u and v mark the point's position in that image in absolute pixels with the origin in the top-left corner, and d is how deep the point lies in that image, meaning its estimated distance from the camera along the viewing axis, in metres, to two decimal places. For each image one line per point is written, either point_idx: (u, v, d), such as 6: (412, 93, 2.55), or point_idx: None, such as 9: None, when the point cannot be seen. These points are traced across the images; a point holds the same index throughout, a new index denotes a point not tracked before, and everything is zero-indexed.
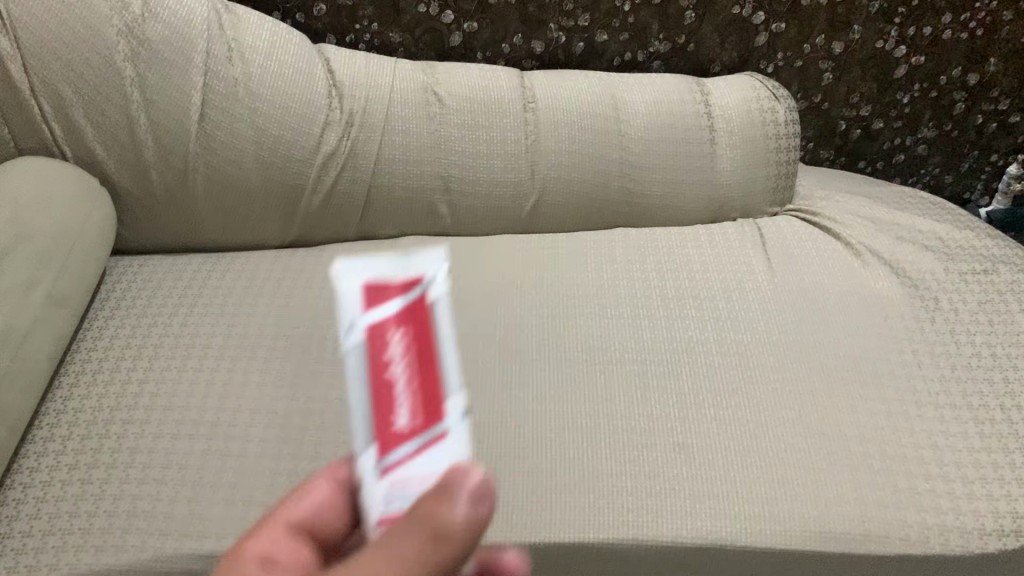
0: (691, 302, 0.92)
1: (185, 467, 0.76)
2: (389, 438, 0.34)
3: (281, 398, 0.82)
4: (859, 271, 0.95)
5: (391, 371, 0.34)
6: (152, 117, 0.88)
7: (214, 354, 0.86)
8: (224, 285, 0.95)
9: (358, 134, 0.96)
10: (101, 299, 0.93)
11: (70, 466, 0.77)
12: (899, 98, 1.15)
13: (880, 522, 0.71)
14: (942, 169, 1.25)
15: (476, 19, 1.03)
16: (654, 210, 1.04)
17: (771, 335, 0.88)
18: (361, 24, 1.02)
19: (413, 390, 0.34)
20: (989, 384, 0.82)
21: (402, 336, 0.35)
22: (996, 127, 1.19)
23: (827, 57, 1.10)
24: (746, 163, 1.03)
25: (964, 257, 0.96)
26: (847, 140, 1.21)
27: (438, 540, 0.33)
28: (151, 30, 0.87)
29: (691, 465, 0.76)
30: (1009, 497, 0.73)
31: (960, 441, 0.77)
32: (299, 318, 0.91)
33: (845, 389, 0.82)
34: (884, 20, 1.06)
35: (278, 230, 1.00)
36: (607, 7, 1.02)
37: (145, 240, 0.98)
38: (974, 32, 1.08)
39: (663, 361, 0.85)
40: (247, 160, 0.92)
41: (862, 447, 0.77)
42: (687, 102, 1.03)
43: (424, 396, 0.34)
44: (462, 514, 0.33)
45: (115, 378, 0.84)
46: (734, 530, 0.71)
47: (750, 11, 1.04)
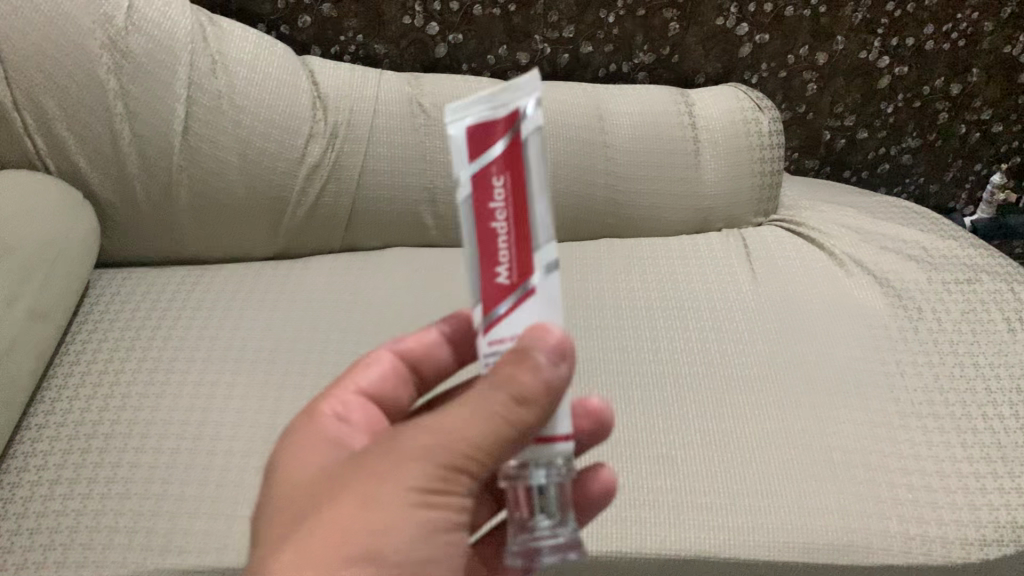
0: (676, 313, 0.92)
1: (168, 481, 0.76)
2: (495, 284, 0.40)
3: (265, 411, 0.82)
4: (843, 281, 0.95)
5: (492, 219, 0.39)
6: (135, 130, 0.88)
7: (197, 367, 0.86)
8: (208, 297, 0.95)
9: (343, 145, 0.96)
10: (84, 312, 0.93)
11: (51, 481, 0.77)
12: (883, 108, 1.16)
13: (863, 533, 0.71)
14: (927, 178, 1.25)
15: (461, 31, 1.03)
16: (639, 221, 1.04)
17: (754, 346, 0.88)
18: (345, 36, 1.02)
19: (511, 243, 0.39)
20: (971, 393, 0.83)
21: (505, 181, 0.39)
22: (979, 136, 1.20)
23: (811, 67, 1.10)
24: (730, 174, 1.03)
25: (947, 266, 0.97)
26: (832, 150, 1.22)
27: (519, 403, 0.38)
28: (135, 43, 0.86)
29: (675, 476, 0.76)
30: (991, 506, 0.73)
31: (943, 450, 0.77)
32: (284, 330, 0.91)
33: (828, 399, 0.82)
34: (866, 31, 1.07)
35: (262, 242, 1.00)
36: (592, 19, 1.03)
37: (129, 253, 0.98)
38: (956, 43, 1.08)
39: (648, 372, 0.85)
40: (231, 173, 0.92)
41: (845, 458, 0.77)
42: (672, 113, 1.03)
43: (518, 250, 0.39)
44: (541, 373, 0.38)
45: (98, 392, 0.84)
46: (718, 542, 0.71)
47: (734, 23, 1.05)
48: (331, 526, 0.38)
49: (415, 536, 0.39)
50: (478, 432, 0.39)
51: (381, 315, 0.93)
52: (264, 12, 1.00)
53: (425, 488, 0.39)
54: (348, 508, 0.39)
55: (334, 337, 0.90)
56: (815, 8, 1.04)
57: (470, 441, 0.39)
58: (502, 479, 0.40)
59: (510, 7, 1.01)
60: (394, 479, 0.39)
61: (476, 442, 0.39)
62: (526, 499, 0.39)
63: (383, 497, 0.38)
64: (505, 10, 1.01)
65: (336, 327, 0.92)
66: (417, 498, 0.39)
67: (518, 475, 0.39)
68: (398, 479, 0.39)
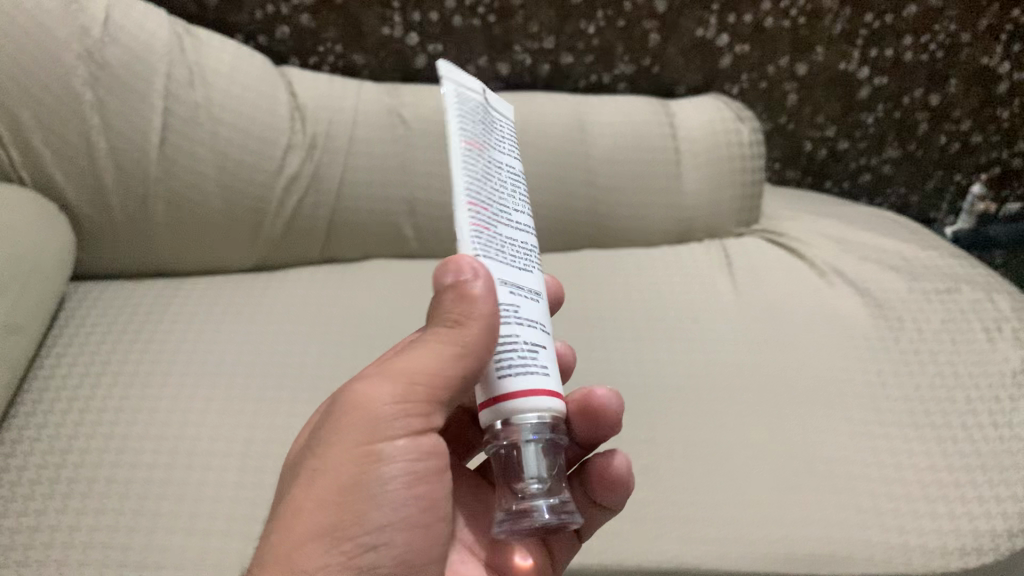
0: (657, 323, 0.91)
1: (144, 496, 0.75)
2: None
3: (242, 425, 0.81)
4: (824, 291, 0.95)
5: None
6: (112, 142, 0.87)
7: (175, 381, 0.85)
8: (186, 310, 0.94)
9: (321, 156, 0.96)
10: (60, 326, 0.91)
11: (26, 497, 0.74)
12: (863, 119, 1.16)
13: (845, 543, 0.71)
14: (908, 189, 1.26)
15: (440, 41, 1.03)
16: (621, 232, 1.04)
17: (736, 356, 0.87)
18: (324, 47, 1.02)
19: None
20: (951, 402, 0.82)
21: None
22: (959, 147, 1.20)
23: (791, 78, 1.11)
24: (711, 185, 1.03)
25: (927, 276, 0.97)
26: (814, 161, 1.22)
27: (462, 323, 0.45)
28: (111, 53, 0.86)
29: (657, 488, 0.75)
30: (971, 515, 0.73)
31: (923, 460, 0.77)
32: (263, 343, 0.90)
33: (810, 410, 0.82)
34: (845, 43, 1.07)
35: (241, 255, 0.99)
36: (572, 29, 1.03)
37: (105, 266, 0.97)
38: (934, 54, 1.09)
39: (630, 382, 0.85)
40: (209, 184, 0.91)
41: (827, 468, 0.76)
42: (654, 124, 1.03)
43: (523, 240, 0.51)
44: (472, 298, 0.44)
45: (73, 406, 0.82)
46: (701, 553, 0.70)
47: (714, 34, 1.05)
48: (317, 478, 0.47)
49: (388, 466, 0.47)
50: (425, 367, 0.47)
51: (361, 327, 0.93)
52: (243, 22, 0.99)
53: (390, 424, 0.47)
54: (328, 457, 0.47)
55: (313, 350, 0.90)
56: (795, 19, 1.04)
57: (420, 376, 0.47)
58: (492, 439, 0.46)
59: (490, 18, 1.01)
60: (373, 408, 0.47)
61: (425, 377, 0.47)
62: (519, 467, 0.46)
63: (352, 439, 0.47)
64: (485, 21, 1.01)
65: (315, 340, 0.91)
66: (385, 432, 0.47)
67: (508, 437, 0.45)
68: (365, 423, 0.47)
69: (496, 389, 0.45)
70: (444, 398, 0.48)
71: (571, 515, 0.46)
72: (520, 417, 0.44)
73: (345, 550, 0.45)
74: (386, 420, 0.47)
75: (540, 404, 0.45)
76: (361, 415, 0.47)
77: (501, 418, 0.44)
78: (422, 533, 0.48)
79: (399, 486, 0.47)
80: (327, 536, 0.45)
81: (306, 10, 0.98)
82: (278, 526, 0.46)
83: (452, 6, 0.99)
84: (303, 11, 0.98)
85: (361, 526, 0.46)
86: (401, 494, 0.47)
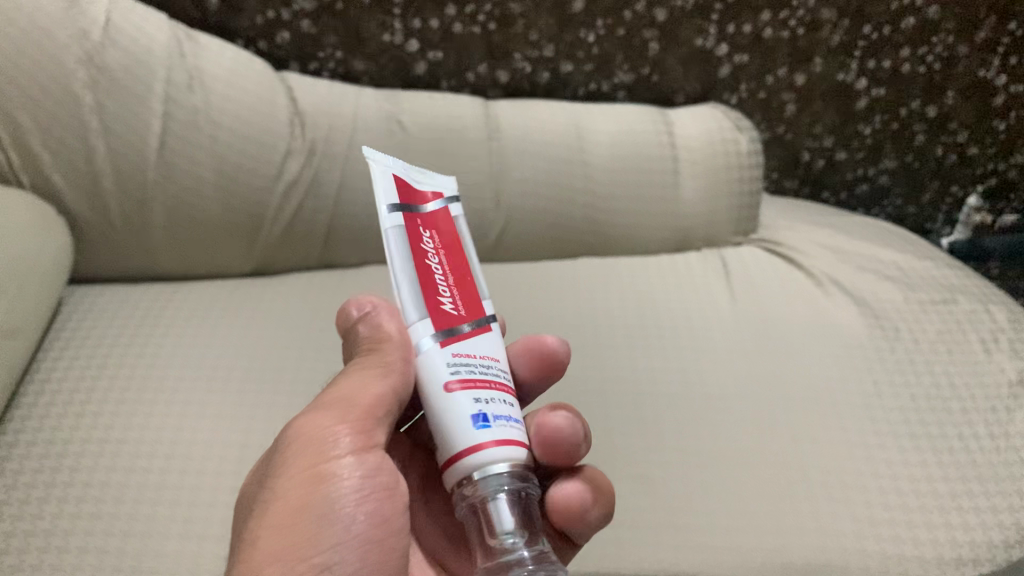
0: (654, 331, 0.91)
1: (139, 501, 0.75)
2: (441, 306, 0.48)
3: (238, 430, 0.81)
4: (821, 301, 0.95)
5: (429, 257, 0.49)
6: (110, 145, 0.87)
7: (171, 385, 0.85)
8: (183, 314, 0.94)
9: (319, 162, 0.96)
10: (56, 329, 0.90)
11: (21, 501, 0.74)
12: (861, 129, 1.17)
13: (839, 552, 0.71)
14: (904, 200, 1.26)
15: (441, 48, 1.03)
16: (618, 240, 1.04)
17: (732, 365, 0.87)
18: (324, 52, 1.02)
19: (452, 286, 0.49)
20: (947, 413, 0.83)
21: (434, 231, 0.51)
22: (956, 158, 1.21)
23: (789, 88, 1.11)
24: (709, 194, 1.04)
25: (923, 286, 0.97)
26: (811, 171, 1.22)
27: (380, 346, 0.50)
28: (111, 57, 0.86)
29: (651, 496, 0.75)
30: (966, 525, 0.73)
31: (919, 470, 0.77)
32: (259, 348, 0.90)
33: (806, 418, 0.82)
34: (843, 54, 1.08)
35: (238, 259, 0.99)
36: (571, 38, 1.03)
37: (103, 269, 0.96)
38: (931, 66, 1.09)
39: (627, 390, 0.84)
40: (207, 189, 0.91)
41: (823, 478, 0.76)
42: (652, 133, 1.03)
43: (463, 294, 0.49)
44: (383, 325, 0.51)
45: (68, 411, 0.81)
46: (697, 562, 0.70)
47: (713, 43, 1.06)
48: (269, 507, 0.46)
49: (338, 483, 0.47)
50: (361, 392, 0.49)
51: None
52: (243, 27, 0.99)
53: (333, 446, 0.48)
54: (279, 486, 0.47)
55: (310, 355, 0.90)
56: (794, 29, 1.05)
57: (357, 400, 0.49)
58: (460, 496, 0.45)
59: (491, 25, 1.01)
60: (315, 436, 0.48)
61: (362, 398, 0.49)
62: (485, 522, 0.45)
63: (297, 465, 0.47)
64: (485, 29, 1.01)
65: (311, 346, 0.91)
66: (331, 451, 0.47)
67: (474, 492, 0.44)
68: (308, 447, 0.48)
69: (455, 447, 0.45)
70: (384, 416, 0.49)
71: (552, 564, 0.44)
72: (480, 474, 0.44)
73: (302, 568, 0.44)
74: (328, 441, 0.48)
75: (496, 456, 0.44)
76: (304, 441, 0.48)
77: (465, 477, 0.44)
78: (383, 550, 0.47)
79: (351, 502, 0.46)
80: (282, 557, 0.44)
81: (306, 15, 0.98)
82: (237, 561, 0.45)
83: (453, 13, 1.00)
84: (303, 17, 0.98)
85: (313, 543, 0.45)
86: (355, 510, 0.46)
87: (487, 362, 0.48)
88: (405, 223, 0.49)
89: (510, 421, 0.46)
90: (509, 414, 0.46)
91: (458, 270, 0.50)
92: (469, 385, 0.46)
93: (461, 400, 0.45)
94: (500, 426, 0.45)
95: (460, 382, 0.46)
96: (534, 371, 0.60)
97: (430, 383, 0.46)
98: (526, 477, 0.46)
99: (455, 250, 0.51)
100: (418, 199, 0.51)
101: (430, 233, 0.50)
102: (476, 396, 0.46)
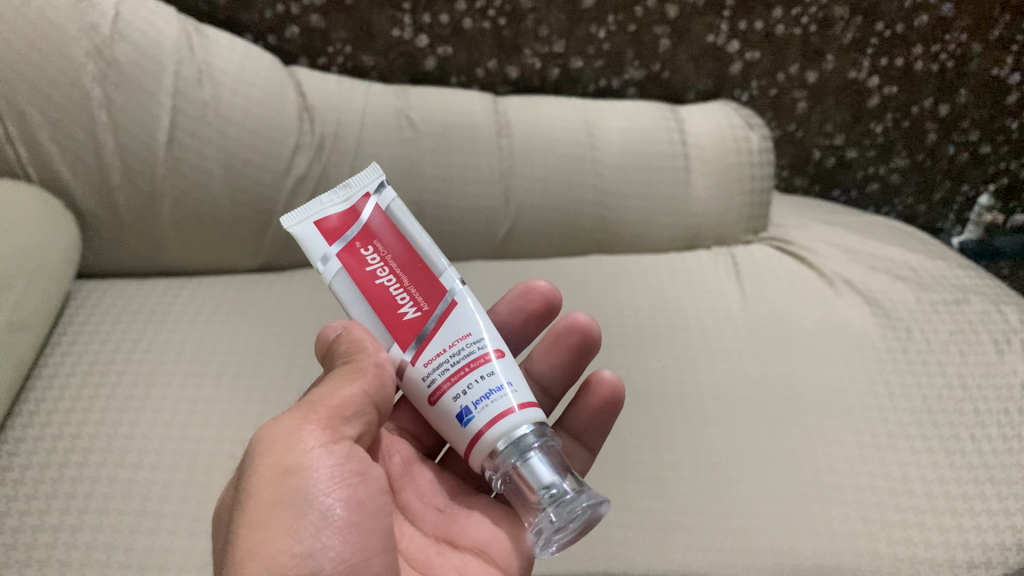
0: (664, 331, 0.91)
1: (147, 497, 0.74)
2: (406, 317, 0.52)
3: (247, 427, 0.81)
4: (833, 301, 0.94)
5: (376, 276, 0.53)
6: (119, 139, 0.87)
7: (179, 381, 0.84)
8: (191, 309, 0.93)
9: (328, 159, 0.96)
10: (64, 323, 0.90)
11: (28, 496, 0.73)
12: (872, 128, 1.16)
13: (851, 554, 0.70)
14: (915, 199, 1.25)
15: (451, 44, 1.02)
16: (627, 238, 1.03)
17: (742, 365, 0.87)
18: (333, 47, 1.01)
19: (410, 291, 0.53)
20: (959, 415, 0.82)
21: (375, 245, 0.54)
22: (968, 157, 1.20)
23: (800, 86, 1.11)
24: (719, 192, 1.03)
25: (935, 286, 0.96)
26: (822, 169, 1.21)
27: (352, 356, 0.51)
28: (120, 51, 0.85)
29: (662, 497, 0.75)
30: (979, 528, 0.72)
31: (931, 472, 0.77)
32: (267, 344, 0.90)
33: (817, 419, 0.81)
34: (856, 51, 1.07)
35: (246, 255, 0.99)
36: (582, 33, 1.02)
37: (110, 264, 0.96)
38: (944, 64, 1.08)
39: (637, 390, 0.84)
40: (216, 184, 0.91)
41: (834, 479, 0.76)
42: (662, 130, 1.03)
43: (423, 290, 0.53)
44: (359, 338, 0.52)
45: (77, 406, 0.81)
46: (707, 563, 0.70)
47: (725, 40, 1.05)
48: (240, 508, 0.46)
49: (312, 476, 0.46)
50: (334, 393, 0.49)
51: None
52: (252, 22, 0.98)
53: (305, 441, 0.47)
54: (251, 484, 0.46)
55: None
56: (806, 26, 1.04)
57: (330, 401, 0.49)
58: (493, 470, 0.50)
59: (501, 21, 1.00)
60: (284, 435, 0.48)
61: (332, 398, 0.49)
62: (521, 484, 0.49)
63: (268, 462, 0.47)
64: (496, 24, 1.01)
65: None
66: (303, 445, 0.47)
67: (502, 461, 0.49)
68: (276, 447, 0.47)
69: (468, 436, 0.49)
70: (356, 414, 0.50)
71: (597, 505, 0.48)
72: (499, 446, 0.48)
73: (283, 559, 0.44)
74: (297, 439, 0.47)
75: (506, 426, 0.48)
76: (271, 443, 0.47)
77: (488, 451, 0.49)
78: (361, 536, 0.47)
79: (326, 493, 0.47)
80: (263, 552, 0.44)
81: (316, 10, 0.98)
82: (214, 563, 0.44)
83: (463, 9, 0.99)
84: (313, 11, 0.98)
85: (292, 535, 0.45)
86: (330, 501, 0.46)
87: (455, 344, 0.51)
88: (346, 261, 0.53)
89: (494, 395, 0.49)
90: (493, 388, 0.50)
91: (408, 266, 0.53)
92: (444, 385, 0.51)
93: (446, 403, 0.50)
94: (487, 406, 0.49)
95: (436, 387, 0.51)
96: (526, 317, 0.67)
97: (421, 394, 0.52)
98: (549, 438, 0.50)
99: (401, 247, 0.54)
100: (349, 221, 0.54)
101: (371, 250, 0.53)
102: (454, 393, 0.50)
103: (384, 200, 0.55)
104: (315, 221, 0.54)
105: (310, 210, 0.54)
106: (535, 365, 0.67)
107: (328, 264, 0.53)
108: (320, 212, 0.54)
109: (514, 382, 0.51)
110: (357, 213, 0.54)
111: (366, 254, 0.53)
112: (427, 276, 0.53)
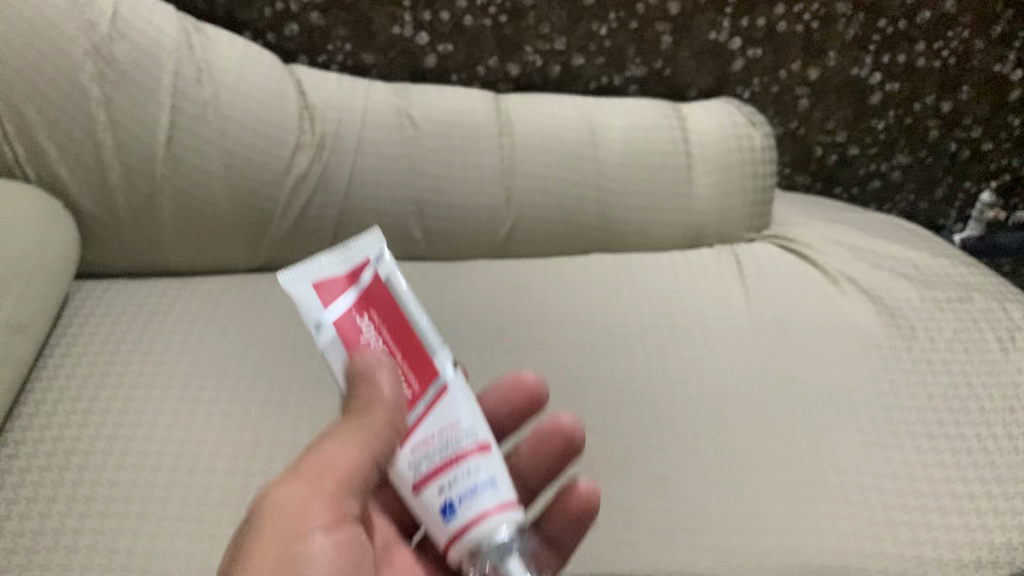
0: (667, 330, 0.90)
1: (149, 500, 0.74)
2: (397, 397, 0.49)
3: (249, 428, 0.80)
4: (837, 299, 0.94)
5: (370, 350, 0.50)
6: (117, 138, 0.87)
7: (180, 382, 0.84)
8: (191, 310, 0.92)
9: (329, 157, 0.95)
10: (63, 324, 0.90)
11: (29, 499, 0.73)
12: (874, 125, 1.15)
13: (857, 554, 0.70)
14: (917, 196, 1.24)
15: (451, 41, 1.02)
16: (630, 236, 1.03)
17: (747, 365, 0.86)
18: (333, 45, 1.00)
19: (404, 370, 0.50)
20: (965, 413, 0.82)
21: (373, 316, 0.51)
22: (969, 154, 1.19)
23: (802, 83, 1.10)
24: (721, 191, 1.03)
25: (939, 285, 0.96)
26: (823, 167, 1.20)
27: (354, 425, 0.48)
28: (119, 49, 0.86)
29: (667, 497, 0.74)
30: (986, 527, 0.72)
31: (937, 471, 0.76)
32: (268, 345, 0.89)
33: (823, 419, 0.81)
34: (858, 48, 1.06)
35: (245, 255, 0.97)
36: (583, 30, 1.02)
37: (109, 265, 0.96)
38: (946, 60, 1.08)
39: (642, 389, 0.84)
40: (216, 183, 0.90)
41: (839, 479, 0.75)
42: (664, 129, 1.02)
43: (419, 370, 0.50)
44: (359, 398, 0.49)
45: (77, 407, 0.80)
46: (713, 563, 0.69)
47: (727, 37, 1.04)
48: None
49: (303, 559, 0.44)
50: (335, 467, 0.47)
51: None
52: (251, 19, 0.98)
53: (304, 521, 0.45)
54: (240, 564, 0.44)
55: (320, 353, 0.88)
56: (808, 23, 1.04)
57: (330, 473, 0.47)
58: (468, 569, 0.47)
59: (502, 18, 1.00)
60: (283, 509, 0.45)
61: (331, 472, 0.47)
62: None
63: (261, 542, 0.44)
64: (496, 21, 1.00)
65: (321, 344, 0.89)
66: (302, 526, 0.45)
67: (480, 564, 0.46)
68: (274, 523, 0.45)
69: (449, 532, 0.47)
70: (352, 491, 0.47)
71: None
72: (477, 546, 0.46)
73: None
74: (305, 510, 0.45)
75: (490, 527, 0.46)
76: (269, 516, 0.45)
77: (466, 551, 0.46)
78: None
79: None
80: None
81: (316, 7, 0.97)
82: None
83: (463, 6, 0.98)
84: (313, 9, 0.97)
85: None
86: None
87: (445, 433, 0.48)
88: (342, 330, 0.50)
89: (479, 493, 0.46)
90: (479, 485, 0.47)
91: (406, 341, 0.50)
92: (428, 479, 0.48)
93: (429, 499, 0.48)
94: (471, 506, 0.46)
95: (421, 478, 0.48)
96: (512, 408, 0.61)
97: (406, 482, 0.49)
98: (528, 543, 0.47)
99: (398, 319, 0.50)
100: (351, 287, 0.51)
101: (369, 320, 0.50)
102: (438, 488, 0.47)
103: (387, 267, 0.52)
104: (314, 281, 0.51)
105: (313, 269, 0.52)
106: (519, 461, 0.61)
107: (323, 331, 0.51)
108: (322, 274, 0.52)
109: (498, 477, 0.48)
110: (358, 277, 0.51)
111: (363, 325, 0.50)
112: (423, 354, 0.50)
